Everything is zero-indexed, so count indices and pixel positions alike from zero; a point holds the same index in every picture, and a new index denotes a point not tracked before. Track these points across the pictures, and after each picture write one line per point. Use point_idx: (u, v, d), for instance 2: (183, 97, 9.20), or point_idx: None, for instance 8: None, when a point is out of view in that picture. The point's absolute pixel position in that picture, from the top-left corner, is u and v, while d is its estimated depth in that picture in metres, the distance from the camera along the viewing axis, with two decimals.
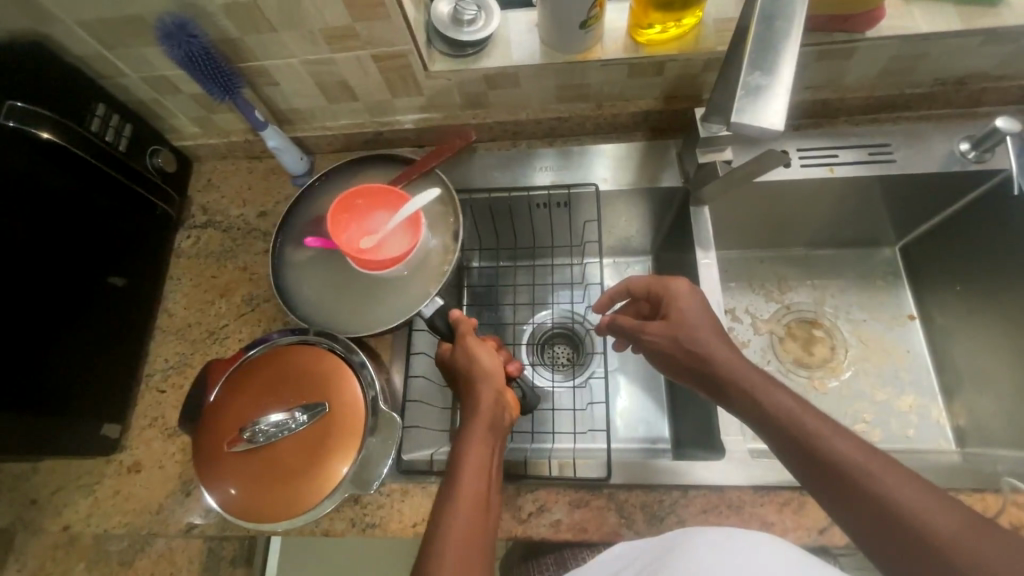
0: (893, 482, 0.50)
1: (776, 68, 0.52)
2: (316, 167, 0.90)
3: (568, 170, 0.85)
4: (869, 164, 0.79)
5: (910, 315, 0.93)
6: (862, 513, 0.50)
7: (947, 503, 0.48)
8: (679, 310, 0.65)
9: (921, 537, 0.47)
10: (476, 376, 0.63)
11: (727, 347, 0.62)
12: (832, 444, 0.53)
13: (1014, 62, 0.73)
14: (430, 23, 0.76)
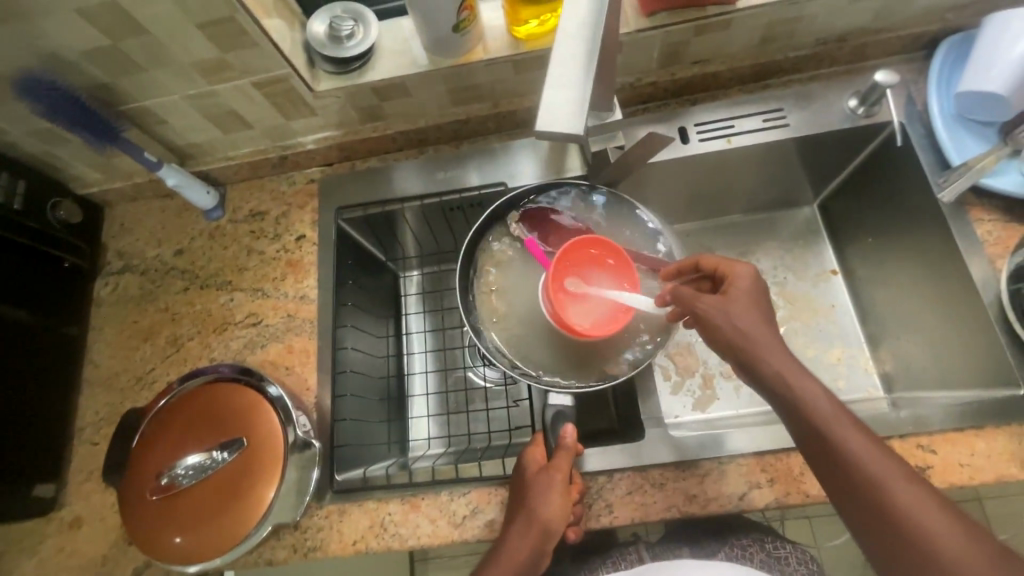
0: (923, 504, 0.49)
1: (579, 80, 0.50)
2: (226, 199, 0.89)
3: (478, 169, 0.84)
4: (765, 131, 0.80)
5: (833, 270, 0.94)
6: (879, 528, 0.50)
7: (969, 529, 0.48)
8: (735, 292, 0.60)
9: (936, 560, 0.47)
10: (541, 514, 0.61)
11: (773, 333, 0.57)
12: (870, 452, 0.51)
13: (888, 14, 0.74)
14: (306, 40, 0.74)
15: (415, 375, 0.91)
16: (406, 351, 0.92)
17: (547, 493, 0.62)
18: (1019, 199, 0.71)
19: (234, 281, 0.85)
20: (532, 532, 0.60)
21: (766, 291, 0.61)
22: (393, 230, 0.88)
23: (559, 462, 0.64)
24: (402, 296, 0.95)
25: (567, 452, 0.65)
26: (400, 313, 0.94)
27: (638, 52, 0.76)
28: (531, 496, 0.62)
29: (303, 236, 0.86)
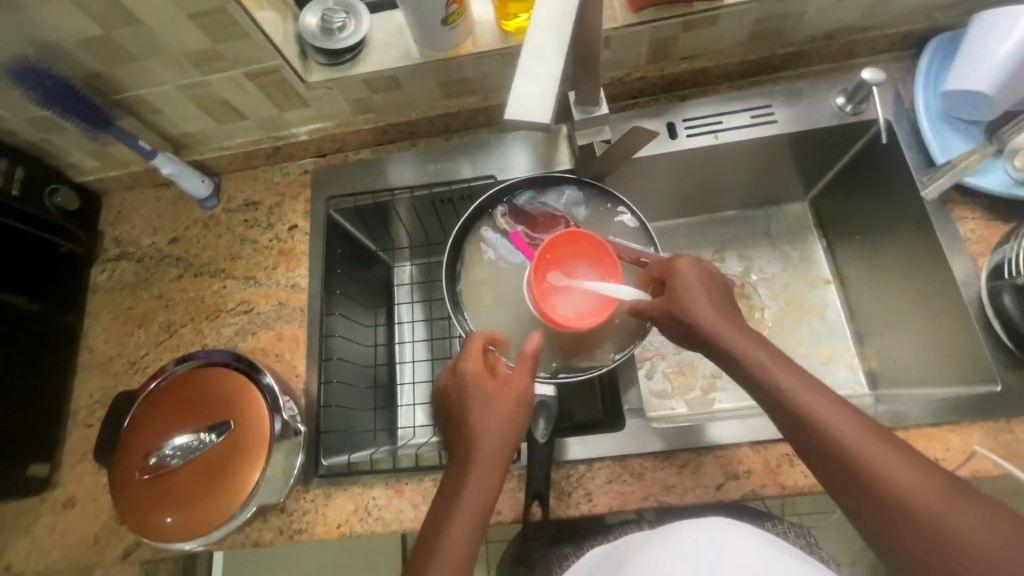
0: (894, 463, 0.50)
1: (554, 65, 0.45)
2: (221, 189, 0.90)
3: (469, 162, 0.85)
4: (752, 128, 0.80)
5: (826, 279, 0.94)
6: (858, 496, 0.51)
7: (942, 481, 0.49)
8: (680, 282, 0.62)
9: (915, 517, 0.48)
10: (502, 444, 0.57)
11: (722, 316, 0.60)
12: (836, 420, 0.53)
13: (877, 11, 0.74)
14: (298, 32, 0.75)
15: (405, 364, 0.92)
16: (398, 341, 0.93)
17: (507, 418, 0.58)
18: (1003, 198, 0.71)
19: (227, 269, 0.87)
20: (496, 462, 0.57)
21: (711, 274, 0.64)
22: (384, 220, 0.89)
23: (517, 384, 0.60)
24: (395, 286, 0.96)
25: (525, 373, 0.61)
26: (391, 303, 0.96)
27: (627, 47, 0.76)
28: (471, 408, 0.59)
29: (295, 226, 0.87)
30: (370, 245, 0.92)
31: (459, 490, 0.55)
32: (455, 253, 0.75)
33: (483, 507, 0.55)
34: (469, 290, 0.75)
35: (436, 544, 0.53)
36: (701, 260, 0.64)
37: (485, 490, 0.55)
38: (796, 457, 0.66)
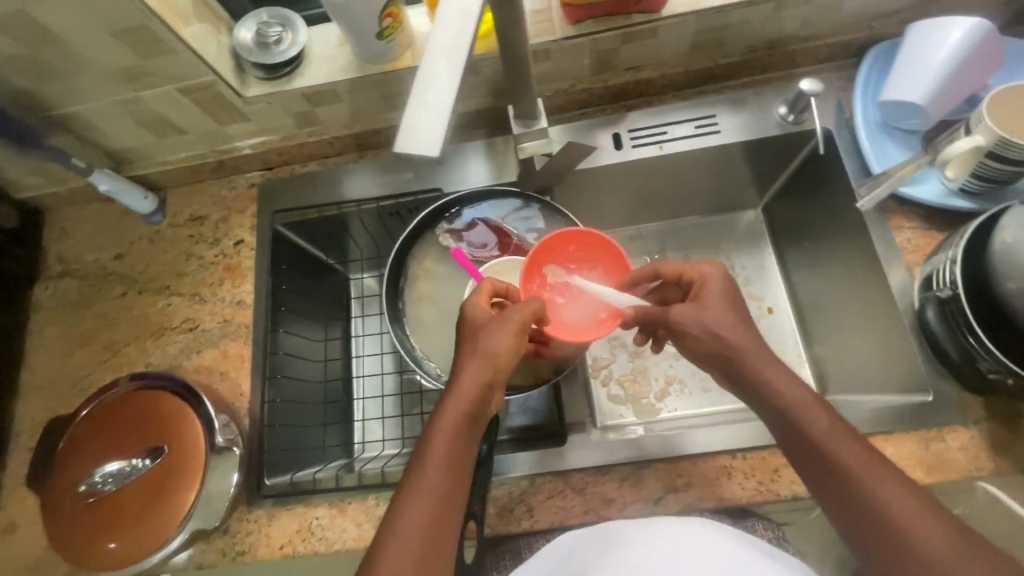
0: (891, 488, 0.52)
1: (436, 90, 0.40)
2: (166, 204, 0.88)
3: (417, 174, 0.85)
4: (695, 138, 0.80)
5: (770, 307, 0.91)
6: (855, 516, 0.52)
7: (932, 510, 0.51)
8: (707, 294, 0.61)
9: (907, 542, 0.50)
10: (476, 396, 0.57)
11: (748, 336, 0.59)
12: (840, 444, 0.54)
13: (816, 22, 0.74)
14: (233, 46, 0.73)
15: (363, 378, 0.89)
16: (354, 354, 0.90)
17: (487, 369, 0.58)
18: (938, 208, 0.71)
19: (173, 286, 0.85)
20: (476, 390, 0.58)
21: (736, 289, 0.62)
22: (335, 232, 0.88)
23: (502, 328, 0.59)
24: (352, 298, 0.93)
25: (514, 317, 0.59)
26: (348, 313, 0.92)
27: (568, 59, 0.76)
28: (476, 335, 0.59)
29: (241, 242, 0.86)
30: (324, 258, 0.91)
31: (431, 445, 0.56)
32: (398, 269, 0.75)
33: (448, 463, 0.55)
34: (410, 308, 0.75)
35: (417, 475, 0.55)
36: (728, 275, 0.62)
37: (459, 445, 0.56)
38: (734, 469, 0.67)
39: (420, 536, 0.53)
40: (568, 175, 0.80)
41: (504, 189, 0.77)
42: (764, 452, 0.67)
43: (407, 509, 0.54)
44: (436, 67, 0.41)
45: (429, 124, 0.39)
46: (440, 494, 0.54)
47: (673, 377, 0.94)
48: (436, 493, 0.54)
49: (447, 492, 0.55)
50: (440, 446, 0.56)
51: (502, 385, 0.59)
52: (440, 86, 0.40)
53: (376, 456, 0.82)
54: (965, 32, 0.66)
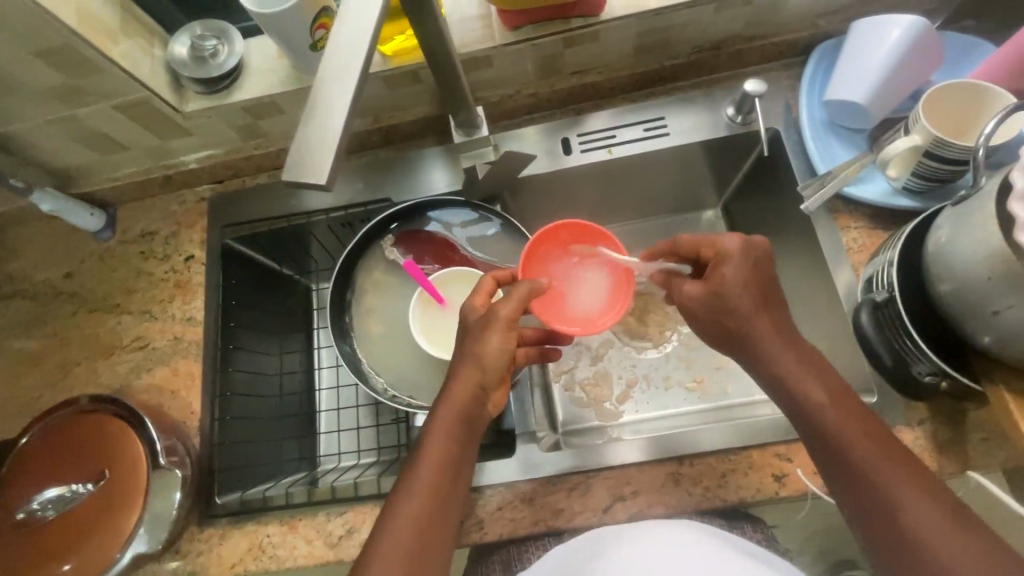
0: (900, 481, 0.51)
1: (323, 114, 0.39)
2: (114, 220, 0.87)
3: (367, 183, 0.83)
4: (644, 141, 0.80)
5: None
6: (864, 507, 0.52)
7: (939, 504, 0.50)
8: (732, 268, 0.59)
9: (909, 535, 0.50)
10: (467, 397, 0.59)
11: (767, 318, 0.58)
12: (852, 433, 0.54)
13: (759, 22, 0.74)
14: (167, 60, 0.72)
15: (325, 391, 0.88)
16: (317, 366, 0.90)
17: (477, 372, 0.59)
18: (883, 207, 0.71)
19: (123, 304, 0.83)
20: (469, 387, 0.59)
21: (763, 265, 0.60)
22: (289, 244, 0.87)
23: (492, 328, 0.59)
24: (315, 310, 0.93)
25: (501, 315, 0.59)
26: (310, 325, 0.92)
27: (511, 65, 0.75)
28: (473, 331, 0.60)
29: (191, 257, 0.85)
30: (283, 269, 0.90)
31: (428, 437, 0.58)
32: (344, 282, 0.75)
33: (444, 453, 0.58)
34: (357, 322, 0.75)
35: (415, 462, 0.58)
36: (755, 250, 0.60)
37: (448, 442, 0.58)
38: (681, 475, 0.67)
39: (412, 530, 0.55)
40: (515, 180, 0.80)
41: (450, 198, 0.77)
42: (710, 457, 0.67)
43: (400, 503, 0.56)
44: (328, 89, 0.39)
45: (313, 149, 0.39)
46: (430, 489, 0.57)
47: (636, 378, 0.89)
48: (428, 487, 0.56)
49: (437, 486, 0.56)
50: (432, 443, 0.58)
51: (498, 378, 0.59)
52: (333, 109, 0.39)
53: (336, 468, 0.82)
54: (905, 30, 0.65)
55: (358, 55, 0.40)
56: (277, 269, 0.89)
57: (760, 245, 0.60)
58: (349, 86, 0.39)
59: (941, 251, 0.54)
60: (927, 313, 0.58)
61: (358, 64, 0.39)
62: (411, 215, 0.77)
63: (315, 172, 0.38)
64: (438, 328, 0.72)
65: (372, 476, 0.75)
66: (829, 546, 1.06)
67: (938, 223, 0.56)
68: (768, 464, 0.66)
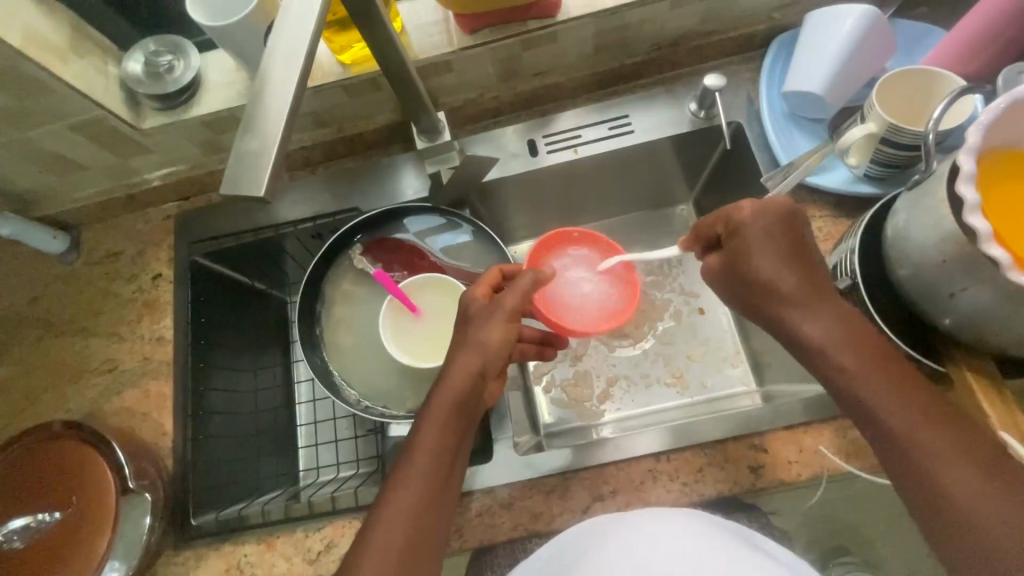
0: (938, 447, 0.48)
1: (261, 124, 0.39)
2: (78, 242, 0.85)
3: (334, 194, 0.83)
4: (608, 140, 0.80)
5: (701, 306, 0.90)
6: (903, 476, 0.50)
7: (981, 469, 0.47)
8: (751, 233, 0.59)
9: (947, 503, 0.47)
10: (462, 386, 0.58)
11: (794, 275, 0.56)
12: (887, 398, 0.51)
13: (713, 17, 0.75)
14: (122, 78, 0.72)
15: (302, 405, 0.87)
16: (295, 380, 0.88)
17: (477, 358, 0.59)
18: (845, 195, 0.71)
19: (90, 327, 0.82)
20: (463, 380, 0.58)
21: (787, 227, 0.58)
22: (258, 257, 0.85)
23: (493, 315, 0.61)
24: (291, 322, 0.91)
25: (506, 305, 0.61)
26: (288, 339, 0.90)
27: (471, 68, 0.75)
28: (471, 323, 0.61)
29: (159, 276, 0.83)
30: (256, 283, 0.88)
31: (421, 429, 0.57)
32: (313, 295, 0.75)
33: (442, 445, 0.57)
34: (328, 333, 0.75)
35: (410, 459, 0.56)
36: (774, 209, 0.59)
37: (440, 434, 0.57)
38: (658, 472, 0.67)
39: (405, 529, 0.53)
40: (482, 184, 0.79)
41: (416, 205, 0.76)
42: (687, 453, 0.67)
43: (394, 493, 0.55)
44: (266, 104, 0.40)
45: (251, 162, 0.39)
46: (419, 485, 0.55)
47: (617, 376, 0.87)
48: (426, 481, 0.55)
49: (436, 479, 0.56)
50: (424, 436, 0.57)
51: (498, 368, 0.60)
52: (270, 119, 0.39)
53: (316, 483, 0.80)
54: (856, 20, 0.66)
55: (294, 67, 0.40)
56: (250, 283, 0.87)
57: (784, 205, 0.59)
58: (287, 98, 0.40)
59: (898, 235, 0.54)
60: (889, 298, 0.58)
61: (295, 76, 0.40)
62: (378, 225, 0.77)
63: (254, 184, 0.38)
64: (409, 337, 0.71)
65: (350, 489, 0.74)
66: (823, 537, 1.06)
67: (894, 209, 0.56)
68: (744, 456, 0.66)
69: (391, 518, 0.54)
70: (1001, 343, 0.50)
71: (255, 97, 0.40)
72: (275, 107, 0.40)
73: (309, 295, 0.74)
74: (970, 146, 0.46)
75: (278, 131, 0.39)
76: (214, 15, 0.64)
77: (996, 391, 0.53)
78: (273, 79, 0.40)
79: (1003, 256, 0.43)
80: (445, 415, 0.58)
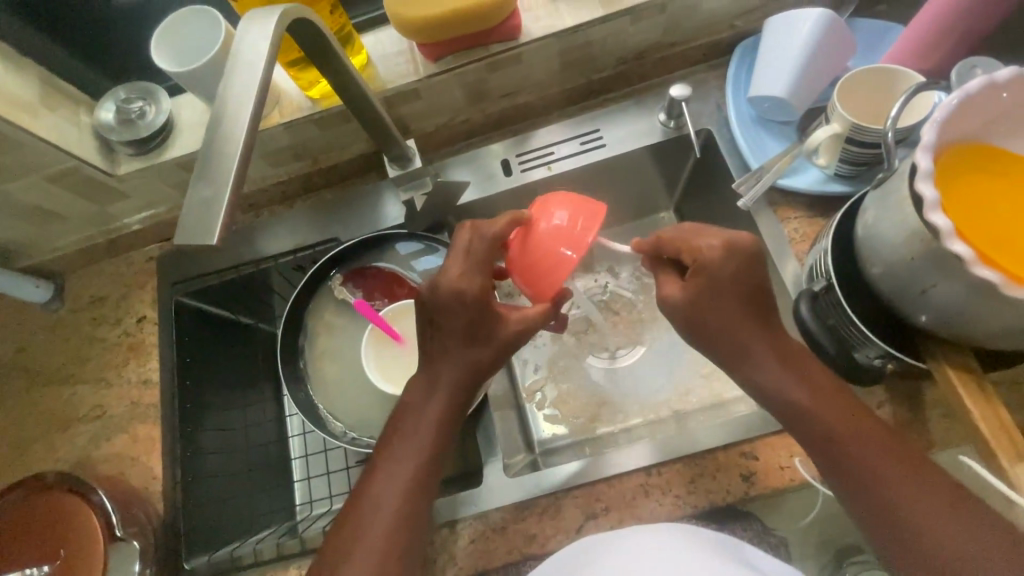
0: (895, 475, 0.51)
1: (216, 169, 0.40)
2: (62, 289, 0.86)
3: (314, 225, 0.83)
4: (582, 155, 0.80)
5: None
6: (856, 496, 0.53)
7: (926, 488, 0.50)
8: (715, 274, 0.57)
9: (898, 521, 0.50)
10: (453, 386, 0.60)
11: (743, 314, 0.58)
12: (867, 445, 0.53)
13: (676, 28, 0.76)
14: (95, 127, 0.73)
15: (295, 438, 0.87)
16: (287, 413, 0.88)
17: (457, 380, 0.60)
18: (818, 194, 0.71)
19: (76, 373, 0.82)
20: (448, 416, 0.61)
21: (746, 265, 0.57)
22: (242, 293, 0.85)
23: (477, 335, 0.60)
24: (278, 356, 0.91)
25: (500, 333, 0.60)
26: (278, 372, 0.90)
27: (440, 94, 0.76)
28: (455, 335, 0.60)
29: (143, 318, 0.83)
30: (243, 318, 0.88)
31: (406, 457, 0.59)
32: (295, 328, 0.75)
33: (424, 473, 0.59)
34: (312, 366, 0.75)
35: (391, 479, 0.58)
36: (734, 245, 0.57)
37: (433, 433, 0.60)
38: (650, 486, 0.66)
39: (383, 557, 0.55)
40: (459, 206, 0.80)
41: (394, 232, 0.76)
42: (678, 464, 0.66)
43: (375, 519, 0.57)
44: (220, 150, 0.40)
45: (206, 209, 0.39)
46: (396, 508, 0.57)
47: (608, 390, 0.86)
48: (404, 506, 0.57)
49: (412, 506, 0.58)
50: (412, 439, 0.60)
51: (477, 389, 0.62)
52: (224, 164, 0.40)
53: (311, 516, 0.80)
54: (814, 23, 0.67)
55: (246, 113, 0.41)
56: (238, 317, 0.87)
57: (747, 243, 0.57)
58: (240, 143, 0.40)
59: (869, 234, 0.54)
60: (865, 297, 0.58)
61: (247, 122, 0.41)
62: (357, 255, 0.77)
63: (210, 230, 0.38)
64: (394, 365, 0.72)
65: None
66: None
67: (863, 207, 0.56)
68: (736, 463, 0.65)
69: (379, 530, 0.56)
70: (979, 337, 0.50)
71: (207, 145, 0.40)
72: (229, 152, 0.40)
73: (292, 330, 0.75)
74: (925, 144, 0.46)
75: (231, 176, 0.39)
76: (181, 62, 0.65)
77: (979, 386, 0.52)
78: (224, 125, 0.41)
79: (966, 251, 0.43)
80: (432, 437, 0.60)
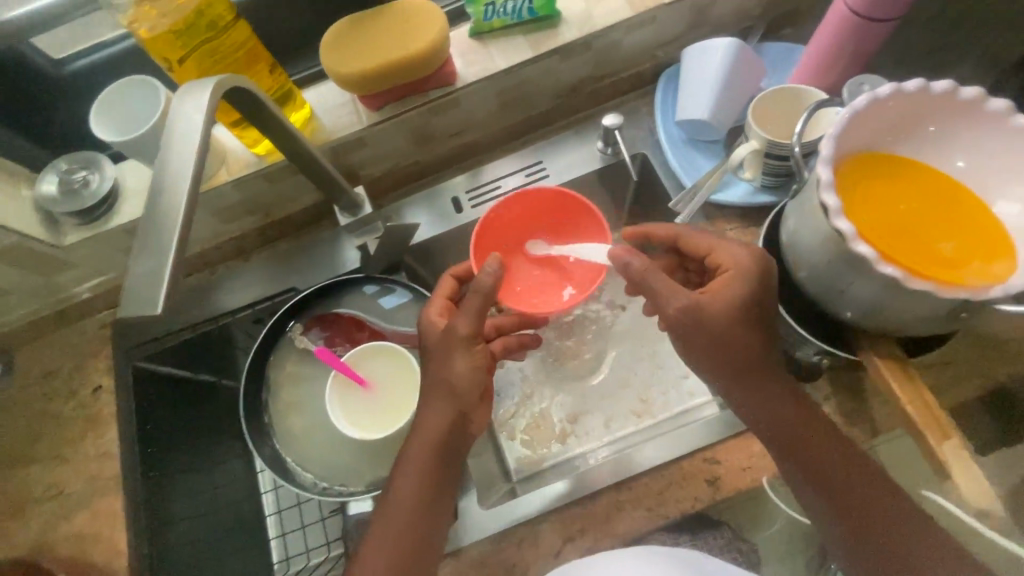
0: (869, 489, 0.56)
1: (158, 239, 0.41)
2: (10, 366, 0.83)
3: (274, 275, 0.85)
4: (528, 186, 0.84)
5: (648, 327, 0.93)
6: (835, 507, 0.56)
7: (892, 501, 0.55)
8: (742, 290, 0.59)
9: (871, 530, 0.54)
10: (443, 426, 0.60)
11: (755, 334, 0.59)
12: (851, 463, 0.56)
13: (603, 63, 0.81)
14: (37, 200, 0.72)
15: (268, 493, 0.86)
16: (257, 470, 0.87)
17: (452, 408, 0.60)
18: (749, 206, 0.76)
19: (30, 453, 0.78)
20: (446, 455, 0.60)
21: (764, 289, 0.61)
22: (199, 352, 0.83)
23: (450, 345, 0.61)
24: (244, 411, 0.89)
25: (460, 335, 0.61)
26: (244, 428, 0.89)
27: (385, 141, 0.78)
28: (438, 347, 0.62)
29: (100, 388, 0.81)
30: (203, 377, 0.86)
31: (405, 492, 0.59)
32: (257, 382, 0.75)
33: (425, 513, 0.59)
34: (278, 420, 0.74)
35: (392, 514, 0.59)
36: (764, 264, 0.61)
37: (430, 468, 0.60)
38: (623, 502, 0.67)
39: None
40: (414, 246, 0.82)
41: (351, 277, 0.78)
42: (647, 478, 0.68)
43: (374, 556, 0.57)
44: (162, 220, 0.41)
45: (150, 280, 0.39)
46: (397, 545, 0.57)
47: (578, 411, 0.88)
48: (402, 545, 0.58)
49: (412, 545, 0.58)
50: (405, 476, 0.60)
51: (472, 411, 0.62)
52: (166, 233, 0.41)
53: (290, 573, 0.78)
54: (724, 52, 0.73)
55: (185, 183, 0.42)
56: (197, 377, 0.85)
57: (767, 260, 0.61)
58: (181, 210, 0.41)
59: (791, 241, 0.58)
60: (795, 299, 0.63)
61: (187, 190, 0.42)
62: (316, 303, 0.77)
63: (154, 301, 0.39)
64: (359, 410, 0.72)
65: None
66: None
67: (785, 216, 0.60)
68: (702, 470, 0.68)
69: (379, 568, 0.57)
70: (899, 327, 0.54)
71: (148, 217, 0.41)
72: (171, 221, 0.42)
73: (255, 385, 0.74)
74: (823, 157, 0.50)
75: (172, 245, 0.40)
76: (124, 132, 0.66)
77: (905, 373, 0.56)
78: (163, 194, 0.42)
79: (869, 251, 0.47)
80: (425, 469, 0.60)
